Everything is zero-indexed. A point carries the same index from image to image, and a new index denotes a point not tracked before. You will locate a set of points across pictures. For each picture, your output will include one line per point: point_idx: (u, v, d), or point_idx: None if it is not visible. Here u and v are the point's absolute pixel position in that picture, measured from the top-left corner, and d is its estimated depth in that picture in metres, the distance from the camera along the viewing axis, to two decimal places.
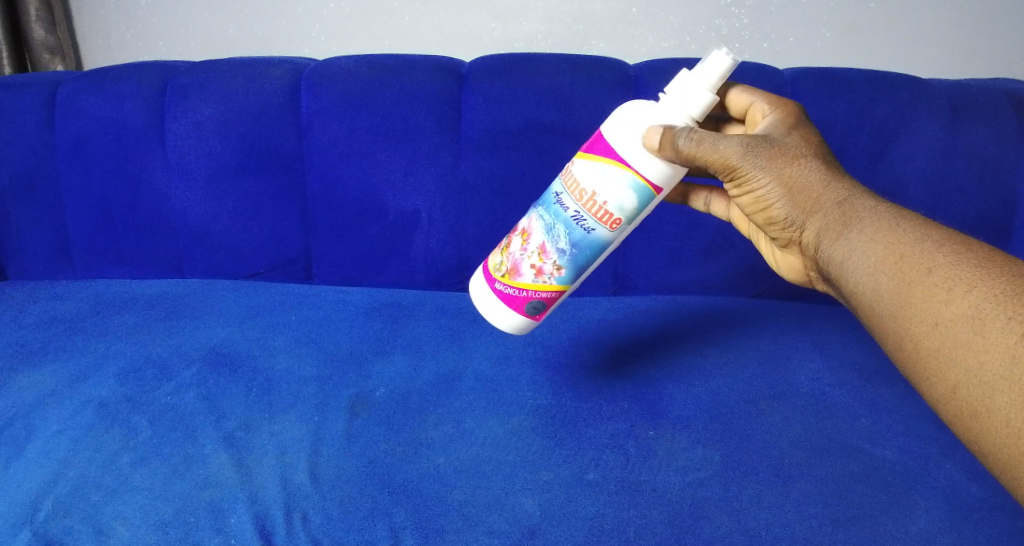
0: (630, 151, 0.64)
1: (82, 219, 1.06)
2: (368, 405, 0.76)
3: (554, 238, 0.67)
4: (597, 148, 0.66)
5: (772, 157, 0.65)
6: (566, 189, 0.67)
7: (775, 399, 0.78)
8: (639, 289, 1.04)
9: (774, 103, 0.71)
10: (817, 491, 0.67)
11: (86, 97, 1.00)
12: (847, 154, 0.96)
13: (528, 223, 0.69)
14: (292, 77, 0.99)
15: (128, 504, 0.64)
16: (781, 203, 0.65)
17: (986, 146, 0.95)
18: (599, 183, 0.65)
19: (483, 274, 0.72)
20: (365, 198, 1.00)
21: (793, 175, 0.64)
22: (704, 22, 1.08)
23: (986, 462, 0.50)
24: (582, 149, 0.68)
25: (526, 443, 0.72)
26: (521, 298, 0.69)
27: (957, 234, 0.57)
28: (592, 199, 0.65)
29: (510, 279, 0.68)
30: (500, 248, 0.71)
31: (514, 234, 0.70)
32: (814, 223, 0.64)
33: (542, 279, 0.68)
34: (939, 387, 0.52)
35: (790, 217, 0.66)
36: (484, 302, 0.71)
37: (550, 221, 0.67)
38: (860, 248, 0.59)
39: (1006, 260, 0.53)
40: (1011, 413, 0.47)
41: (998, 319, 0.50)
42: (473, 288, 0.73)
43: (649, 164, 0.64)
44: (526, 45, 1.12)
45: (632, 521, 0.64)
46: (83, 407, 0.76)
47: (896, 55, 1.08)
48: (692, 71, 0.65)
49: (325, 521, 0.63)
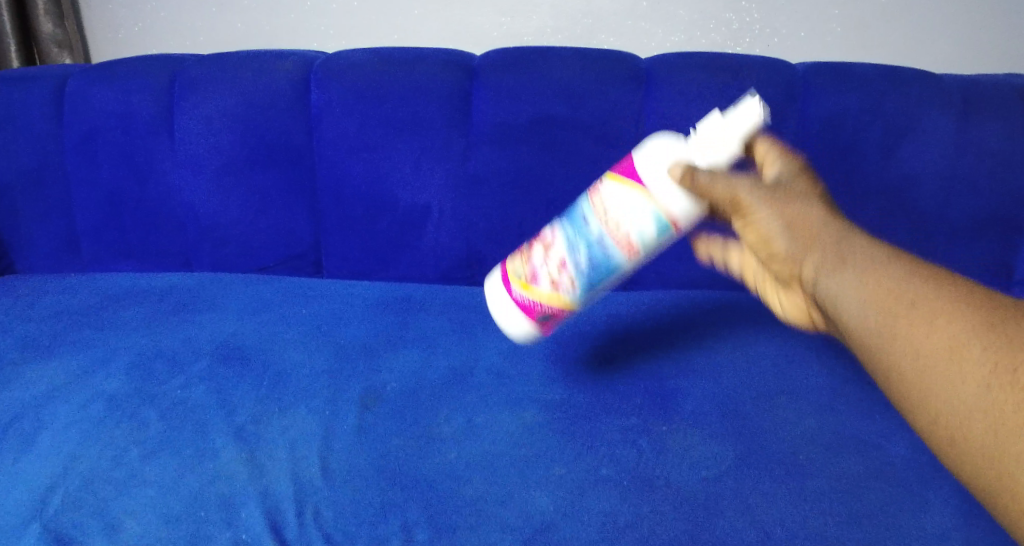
0: (659, 184, 0.64)
1: (90, 212, 1.05)
2: (379, 399, 0.76)
3: (575, 252, 0.66)
4: (625, 170, 0.66)
5: (767, 189, 0.58)
6: (594, 207, 0.66)
7: (789, 395, 0.78)
8: (649, 284, 1.03)
9: (778, 143, 0.65)
10: (832, 487, 0.66)
11: (95, 90, 1.00)
12: (860, 149, 0.95)
13: (551, 232, 0.68)
14: (301, 69, 0.98)
15: (139, 498, 0.64)
16: (778, 240, 0.57)
17: (1000, 142, 0.94)
18: (626, 207, 0.65)
19: (498, 281, 0.71)
20: (374, 192, 1.00)
21: (789, 207, 0.57)
22: (713, 17, 1.08)
23: (986, 503, 0.44)
24: (613, 171, 0.67)
25: (539, 438, 0.71)
26: (532, 308, 0.68)
27: (947, 270, 0.49)
28: (617, 221, 0.65)
29: (525, 287, 0.68)
30: (521, 251, 0.70)
31: (536, 240, 0.69)
32: (814, 260, 0.54)
33: (557, 292, 0.67)
34: (923, 422, 0.46)
35: (790, 256, 0.57)
36: (497, 306, 0.70)
37: (574, 236, 0.67)
38: (854, 284, 0.50)
39: (991, 296, 0.46)
40: (989, 450, 0.42)
41: (976, 349, 0.44)
42: (488, 287, 0.72)
43: (676, 201, 0.63)
44: (535, 40, 1.12)
45: (645, 517, 0.63)
46: (92, 401, 0.75)
47: (909, 50, 1.07)
48: (723, 116, 0.64)
49: (337, 516, 0.62)
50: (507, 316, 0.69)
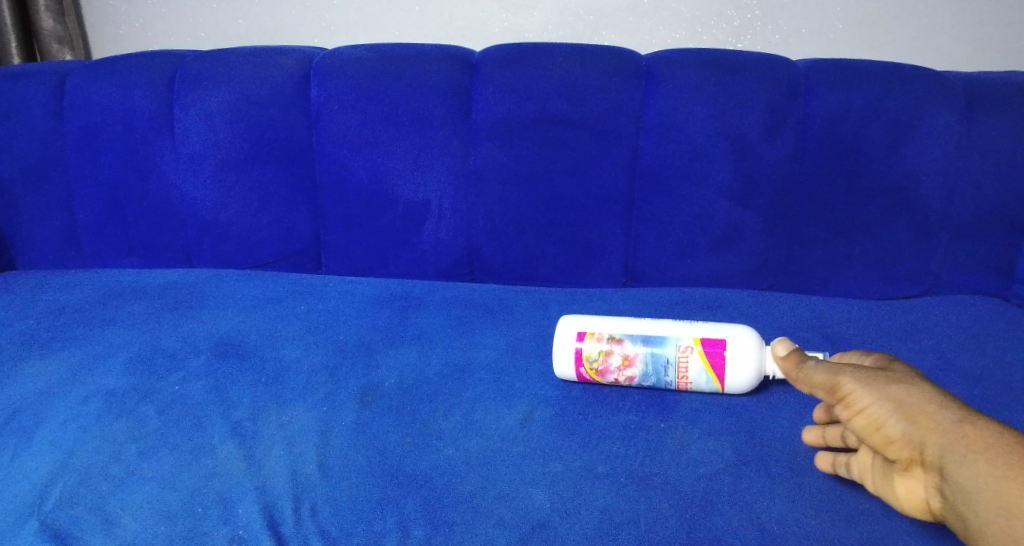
0: (731, 375, 0.72)
1: (91, 208, 1.06)
2: (377, 396, 0.76)
3: (645, 378, 0.74)
4: (710, 359, 0.72)
5: (896, 416, 0.55)
6: (677, 362, 0.72)
7: (788, 394, 0.77)
8: (649, 281, 1.03)
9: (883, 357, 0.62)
10: (831, 486, 0.65)
11: (97, 86, 1.00)
12: (862, 145, 0.94)
13: (630, 353, 0.73)
14: (302, 65, 0.98)
15: (136, 494, 0.64)
16: (895, 422, 0.55)
17: (1004, 139, 0.93)
18: (697, 380, 0.73)
19: (576, 330, 0.75)
20: (374, 188, 1.00)
21: (914, 422, 0.54)
22: (715, 14, 1.07)
23: None
24: (702, 339, 0.72)
25: (537, 435, 0.71)
26: (591, 378, 0.76)
27: None
28: (686, 377, 0.73)
29: (593, 375, 0.75)
30: (596, 342, 0.74)
31: (614, 348, 0.73)
32: (946, 444, 0.52)
33: (615, 383, 0.75)
34: None
35: (907, 435, 0.54)
36: (561, 346, 0.75)
37: (651, 365, 0.73)
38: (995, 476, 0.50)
39: None
40: None
41: None
42: (562, 320, 0.76)
43: (745, 375, 0.72)
44: (537, 36, 1.11)
45: (642, 514, 0.62)
46: (91, 397, 0.76)
47: (912, 47, 1.07)
48: None
49: (333, 513, 0.62)
50: (563, 360, 0.75)
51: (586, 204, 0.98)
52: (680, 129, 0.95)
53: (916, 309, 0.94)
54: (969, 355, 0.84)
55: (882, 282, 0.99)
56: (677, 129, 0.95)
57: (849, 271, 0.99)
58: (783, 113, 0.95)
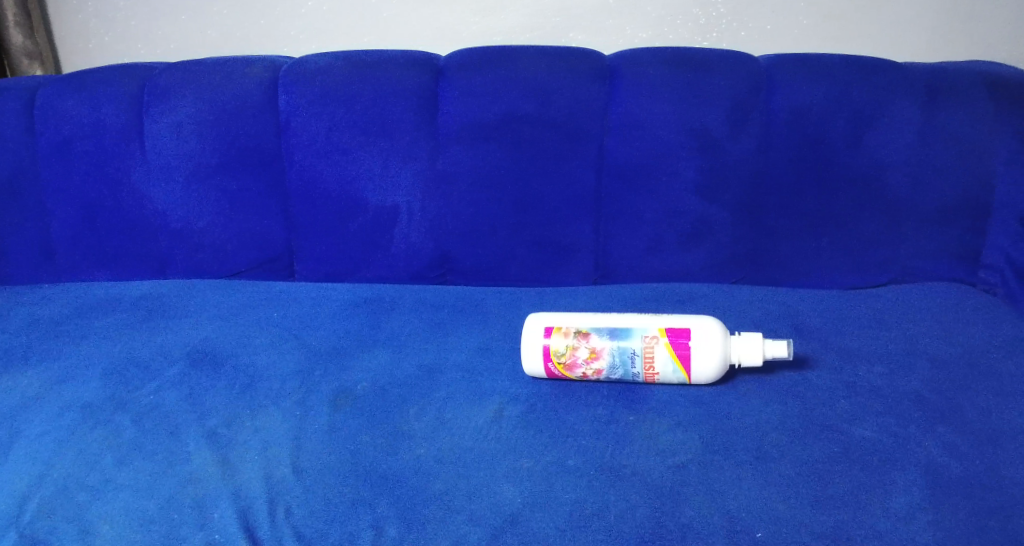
0: (696, 366, 0.74)
1: (64, 221, 1.06)
2: (350, 399, 0.77)
3: (612, 371, 0.75)
4: (677, 350, 0.73)
5: None
6: (642, 353, 0.74)
7: (755, 385, 0.79)
8: (620, 278, 1.04)
9: None
10: (795, 472, 0.67)
11: (68, 101, 1.01)
12: (826, 137, 0.96)
13: (597, 346, 0.74)
14: (271, 74, 0.99)
15: (112, 503, 0.65)
16: None
17: (963, 128, 0.95)
18: (664, 370, 0.74)
19: (543, 328, 0.76)
20: (346, 193, 1.01)
21: None
22: (680, 13, 1.09)
23: None
24: (667, 330, 0.73)
25: (508, 433, 0.72)
26: (560, 374, 0.77)
27: None
28: (652, 368, 0.74)
29: (562, 369, 0.76)
30: (564, 336, 0.75)
31: (581, 342, 0.74)
32: None
33: (584, 377, 0.77)
34: None
35: None
36: (530, 344, 0.77)
37: (617, 358, 0.74)
38: None
39: None
40: None
41: None
42: (529, 318, 0.78)
43: (709, 365, 0.74)
44: (505, 38, 1.13)
45: (612, 505, 0.63)
46: (66, 408, 0.76)
47: (876, 39, 1.09)
48: None
49: (307, 514, 0.63)
50: (533, 357, 0.77)
51: (556, 203, 1.00)
52: (646, 127, 0.97)
53: (882, 298, 0.96)
54: (933, 341, 0.86)
55: (849, 272, 1.01)
56: (644, 127, 0.97)
57: (816, 262, 1.01)
58: (748, 108, 0.96)
